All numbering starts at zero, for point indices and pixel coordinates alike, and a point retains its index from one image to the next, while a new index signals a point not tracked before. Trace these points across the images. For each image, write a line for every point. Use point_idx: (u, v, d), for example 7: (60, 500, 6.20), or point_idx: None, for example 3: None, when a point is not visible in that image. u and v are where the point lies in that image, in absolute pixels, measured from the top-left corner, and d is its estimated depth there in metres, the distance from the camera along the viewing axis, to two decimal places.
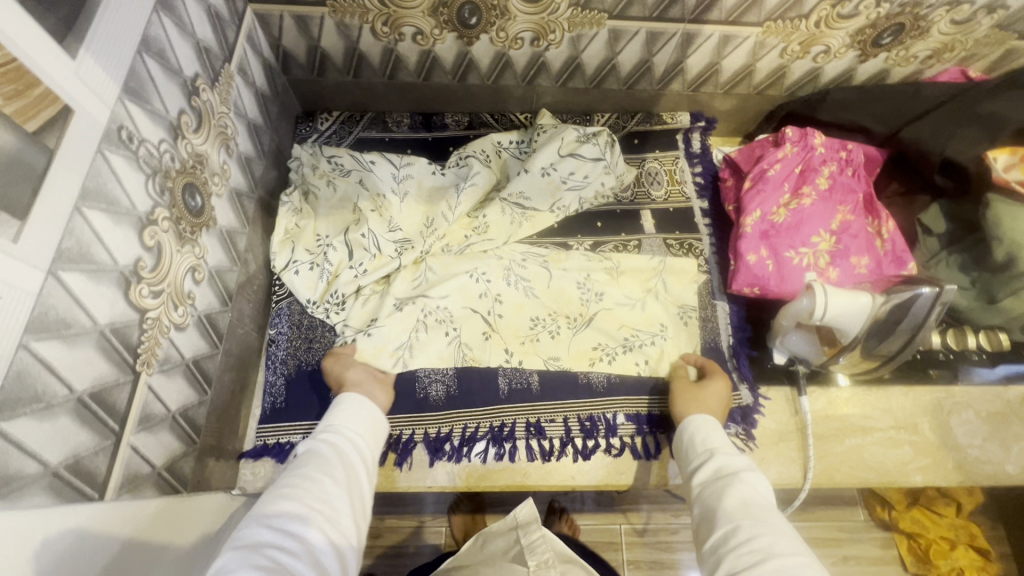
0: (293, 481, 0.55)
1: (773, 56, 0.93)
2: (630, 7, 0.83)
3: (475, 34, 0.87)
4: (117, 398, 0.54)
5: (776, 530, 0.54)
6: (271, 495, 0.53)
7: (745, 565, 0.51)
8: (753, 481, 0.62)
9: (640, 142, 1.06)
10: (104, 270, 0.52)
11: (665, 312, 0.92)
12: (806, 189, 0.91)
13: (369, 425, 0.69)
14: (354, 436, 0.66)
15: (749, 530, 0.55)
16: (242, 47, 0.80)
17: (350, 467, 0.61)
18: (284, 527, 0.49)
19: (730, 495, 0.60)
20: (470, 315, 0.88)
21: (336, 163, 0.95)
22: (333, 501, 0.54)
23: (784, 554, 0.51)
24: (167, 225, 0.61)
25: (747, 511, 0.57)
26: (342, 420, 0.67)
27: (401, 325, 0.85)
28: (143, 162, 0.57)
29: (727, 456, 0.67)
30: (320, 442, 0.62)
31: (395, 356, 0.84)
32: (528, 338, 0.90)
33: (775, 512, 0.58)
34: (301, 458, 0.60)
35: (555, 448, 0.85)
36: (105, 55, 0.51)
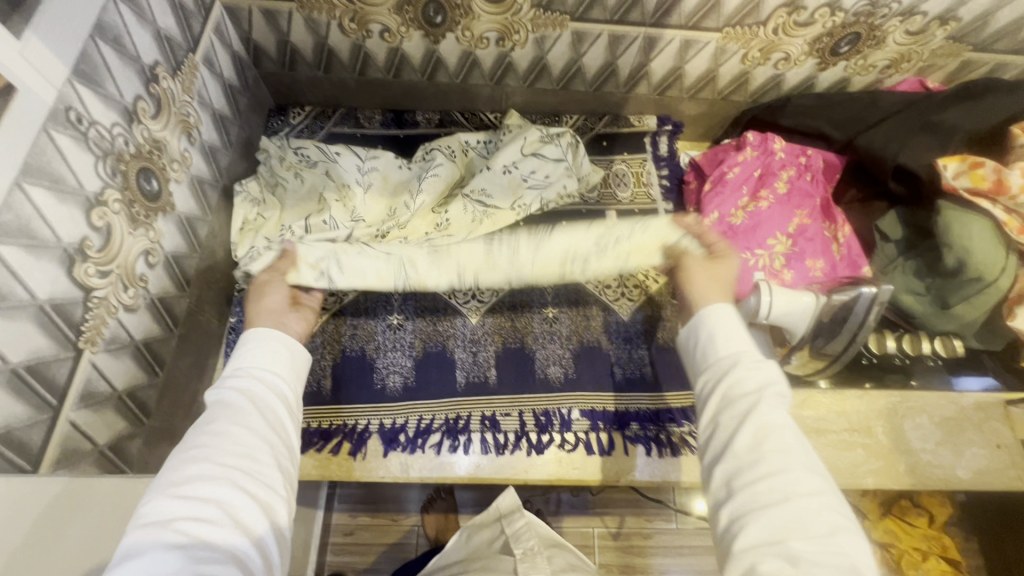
0: (197, 444, 0.47)
1: (735, 62, 0.95)
2: (591, 10, 0.85)
3: (441, 32, 0.89)
4: (56, 372, 0.55)
5: (797, 464, 0.48)
6: (174, 462, 0.46)
7: (761, 507, 0.46)
8: (774, 397, 0.52)
9: (608, 144, 1.07)
10: (45, 246, 0.53)
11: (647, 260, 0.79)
12: (764, 192, 0.93)
13: (291, 359, 0.59)
14: (274, 371, 0.56)
15: (769, 464, 0.47)
16: (209, 39, 0.82)
17: (269, 409, 0.53)
18: (192, 502, 0.43)
19: (749, 420, 0.50)
20: (412, 246, 0.77)
21: (302, 154, 0.96)
22: (251, 455, 0.48)
23: (805, 495, 0.46)
24: (118, 207, 0.62)
25: (765, 441, 0.49)
26: (257, 357, 0.56)
27: (329, 246, 0.74)
28: (93, 143, 0.59)
29: (748, 370, 0.55)
30: (232, 384, 0.53)
31: (318, 269, 0.71)
32: (483, 259, 0.73)
33: (794, 432, 0.50)
34: (210, 408, 0.51)
35: (509, 441, 0.86)
36: (55, 37, 0.52)
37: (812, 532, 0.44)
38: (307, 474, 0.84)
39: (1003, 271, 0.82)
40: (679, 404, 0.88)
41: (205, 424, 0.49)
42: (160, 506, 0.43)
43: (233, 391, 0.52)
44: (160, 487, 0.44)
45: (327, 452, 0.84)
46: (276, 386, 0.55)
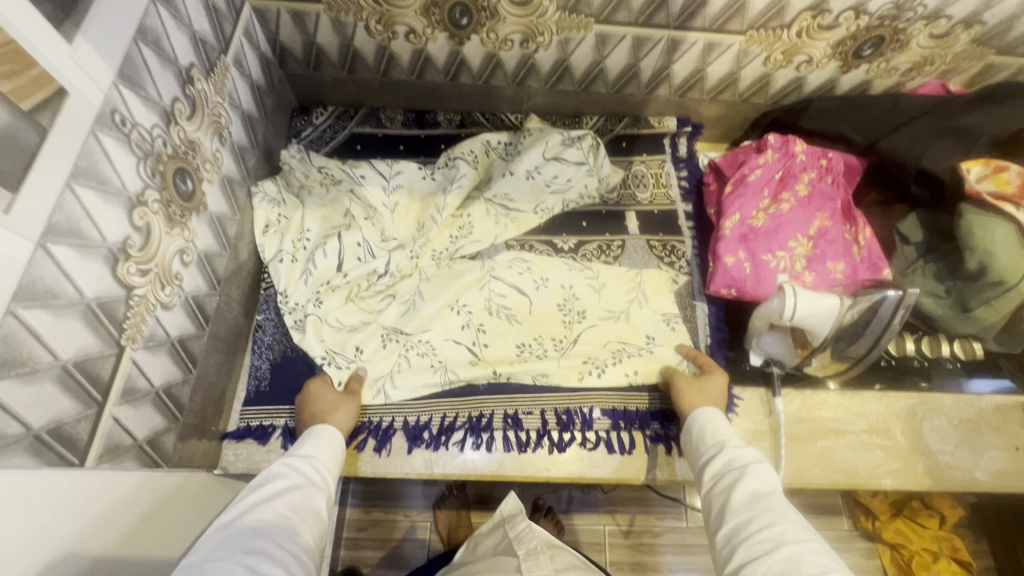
0: (264, 519, 0.56)
1: (757, 64, 0.96)
2: (616, 13, 0.85)
3: (466, 34, 0.90)
4: (101, 368, 0.56)
5: (786, 517, 0.53)
6: (240, 529, 0.54)
7: (760, 556, 0.51)
8: (762, 469, 0.60)
9: (628, 145, 1.08)
10: (92, 246, 0.54)
11: (650, 323, 0.94)
12: (785, 195, 0.94)
13: (333, 457, 0.72)
14: (321, 464, 0.69)
15: (763, 518, 0.54)
16: (239, 41, 0.83)
17: (316, 496, 0.64)
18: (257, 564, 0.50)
19: (738, 488, 0.58)
20: (451, 347, 0.90)
21: (325, 172, 0.98)
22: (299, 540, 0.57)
23: (797, 540, 0.50)
24: (157, 206, 0.64)
25: (756, 503, 0.56)
26: (315, 447, 0.71)
27: (384, 362, 0.88)
28: (135, 145, 0.60)
29: (735, 449, 0.64)
30: (294, 463, 0.67)
31: (376, 387, 0.86)
32: (516, 362, 0.90)
33: (782, 497, 0.57)
34: (268, 484, 0.62)
35: (531, 439, 0.87)
36: (102, 42, 0.53)
37: (805, 570, 0.47)
38: None
39: None
40: None
41: (268, 493, 0.61)
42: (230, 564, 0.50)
43: (292, 470, 0.65)
44: (231, 533, 0.54)
45: (352, 448, 0.86)
46: (320, 478, 0.67)
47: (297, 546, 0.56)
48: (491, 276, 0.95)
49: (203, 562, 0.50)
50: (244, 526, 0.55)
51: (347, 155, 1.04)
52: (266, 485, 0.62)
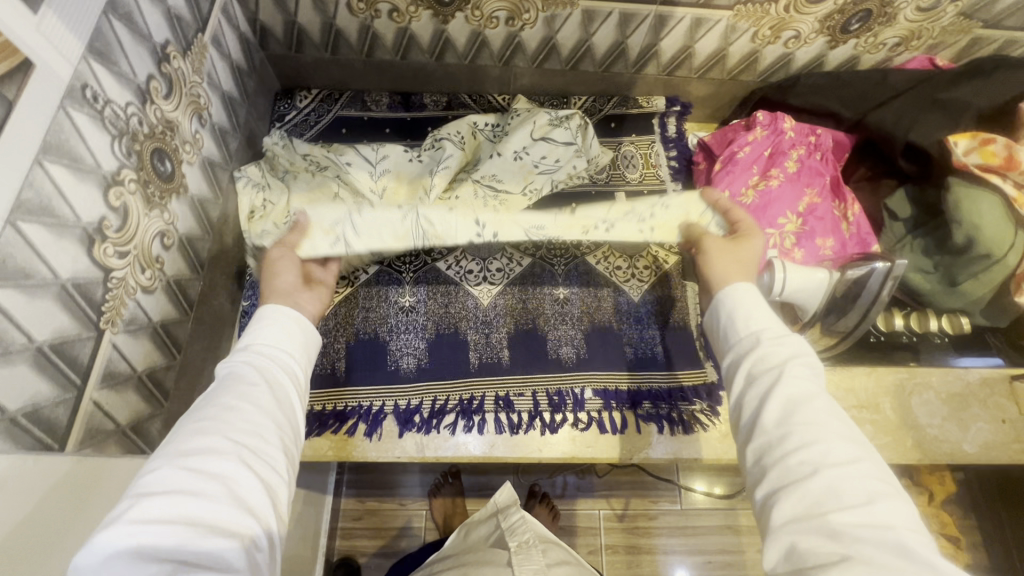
0: (206, 418, 0.47)
1: (745, 40, 0.95)
2: None
3: (450, 12, 0.89)
4: (79, 352, 0.55)
5: (828, 432, 0.46)
6: (181, 433, 0.46)
7: (793, 481, 0.44)
8: (800, 367, 0.51)
9: (616, 126, 1.07)
10: (66, 225, 0.52)
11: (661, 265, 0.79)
12: (774, 171, 0.93)
13: (300, 335, 0.61)
14: (284, 345, 0.58)
15: (800, 436, 0.46)
16: (216, 19, 0.81)
17: (278, 385, 0.54)
18: (195, 475, 0.42)
19: (772, 396, 0.49)
20: None
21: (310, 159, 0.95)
22: (260, 433, 0.48)
23: (839, 463, 0.44)
24: (134, 187, 0.62)
25: (792, 413, 0.48)
26: (273, 324, 0.59)
27: None
28: (109, 123, 0.58)
29: (772, 344, 0.54)
30: (243, 353, 0.55)
31: None
32: (499, 223, 0.79)
33: (823, 401, 0.48)
34: (219, 381, 0.52)
35: (524, 420, 0.87)
36: (69, 13, 0.52)
37: (845, 502, 0.41)
38: (323, 455, 0.84)
39: (1010, 249, 0.83)
40: (689, 382, 0.89)
41: (214, 395, 0.50)
42: (163, 476, 0.42)
43: (243, 360, 0.54)
44: (169, 444, 0.46)
45: (343, 433, 0.85)
46: (283, 361, 0.57)
47: (254, 438, 0.47)
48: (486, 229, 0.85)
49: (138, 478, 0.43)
50: (184, 433, 0.46)
51: (332, 138, 1.01)
52: (213, 387, 0.52)
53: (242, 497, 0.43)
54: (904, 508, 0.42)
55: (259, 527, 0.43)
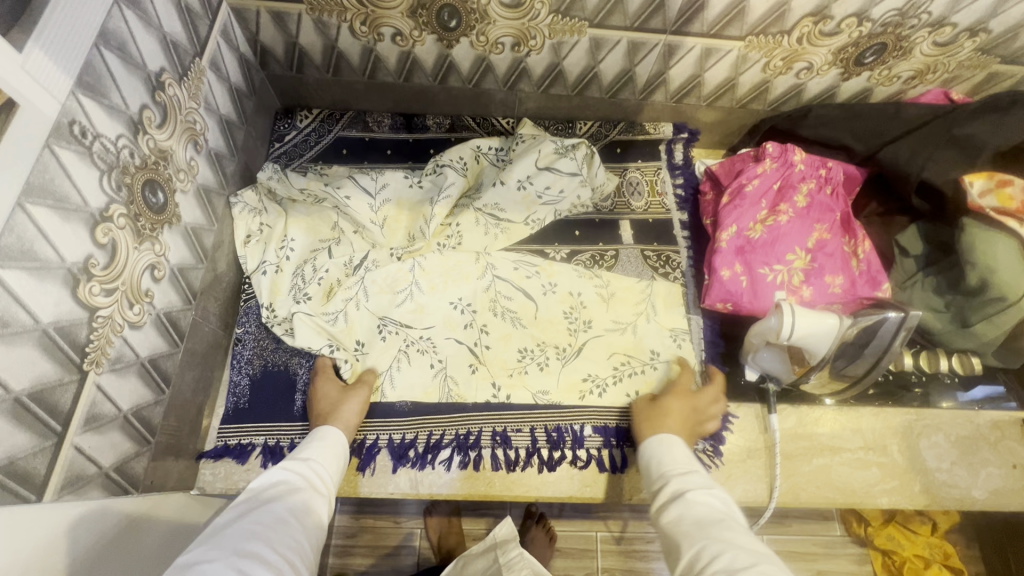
0: (260, 524, 0.56)
1: (756, 70, 0.92)
2: (610, 16, 0.82)
3: (454, 37, 0.87)
4: (61, 397, 0.53)
5: (734, 545, 0.52)
6: (236, 533, 0.54)
7: None
8: (709, 498, 0.60)
9: (622, 151, 1.05)
10: (49, 267, 0.50)
11: (657, 337, 0.93)
12: (783, 206, 0.91)
13: (337, 459, 0.73)
14: (321, 469, 0.70)
15: (712, 548, 0.52)
16: (215, 43, 0.79)
17: (313, 503, 0.64)
18: (242, 575, 0.49)
19: (689, 517, 0.58)
20: (453, 345, 0.90)
21: (308, 193, 0.94)
22: (294, 553, 0.56)
23: (746, 566, 0.49)
24: (124, 222, 0.60)
25: (703, 530, 0.55)
26: (315, 450, 0.72)
27: (383, 356, 0.88)
28: (98, 158, 0.56)
29: (681, 475, 0.65)
30: (288, 469, 0.67)
31: (375, 383, 0.86)
32: (516, 370, 0.89)
33: (729, 521, 0.56)
34: (271, 492, 0.62)
35: (520, 457, 0.85)
36: (54, 47, 0.50)
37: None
38: None
39: None
40: None
41: (266, 500, 0.61)
42: (217, 569, 0.49)
43: (293, 479, 0.66)
44: (223, 541, 0.53)
45: None
46: (318, 482, 0.68)
47: (289, 557, 0.55)
48: (494, 275, 0.94)
49: (194, 564, 0.50)
50: (235, 532, 0.54)
51: (331, 159, 1.00)
52: (260, 494, 0.62)
53: None
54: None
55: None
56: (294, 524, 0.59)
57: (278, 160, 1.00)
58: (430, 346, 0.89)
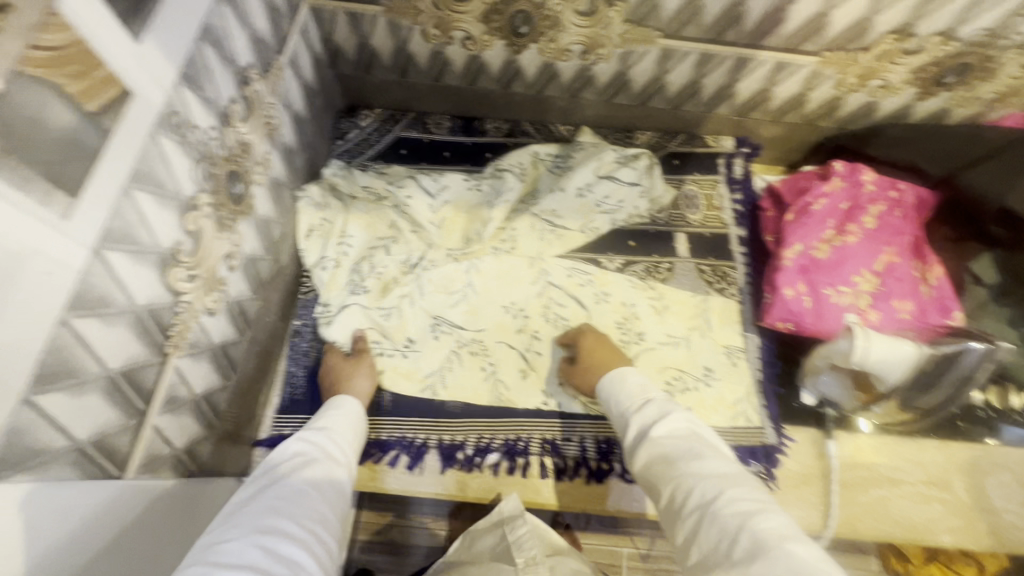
0: (281, 497, 0.55)
1: (828, 87, 0.90)
2: (685, 27, 0.81)
3: (524, 42, 0.87)
4: (145, 377, 0.55)
5: (701, 476, 0.55)
6: (259, 507, 0.54)
7: (695, 528, 0.52)
8: (672, 429, 0.63)
9: (680, 163, 1.04)
10: (145, 251, 0.52)
11: (710, 352, 0.92)
12: (852, 226, 0.88)
13: (353, 425, 0.73)
14: (337, 437, 0.69)
15: (684, 483, 0.55)
16: (295, 41, 0.81)
17: (333, 470, 0.63)
18: (269, 552, 0.48)
19: (656, 457, 0.60)
20: (505, 349, 0.90)
21: (371, 191, 0.96)
22: (321, 520, 0.55)
23: (717, 499, 0.51)
24: (209, 211, 0.62)
25: (671, 466, 0.58)
26: (331, 421, 0.71)
27: (436, 356, 0.88)
28: (192, 148, 0.58)
29: (638, 414, 0.67)
30: (303, 439, 0.65)
31: (426, 383, 0.87)
32: (567, 379, 0.88)
33: (692, 445, 0.59)
34: (289, 461, 0.61)
35: (568, 467, 0.84)
36: (165, 40, 0.51)
37: (729, 528, 0.48)
38: (359, 484, 0.82)
39: None
40: (747, 441, 0.86)
41: (286, 471, 0.60)
42: (242, 549, 0.48)
43: (310, 445, 0.65)
44: (246, 519, 0.52)
45: (386, 464, 0.83)
46: (334, 448, 0.67)
47: (316, 526, 0.54)
48: (549, 281, 0.94)
49: (219, 545, 0.49)
50: (254, 509, 0.53)
51: (391, 158, 1.02)
52: (277, 465, 0.60)
53: None
54: (784, 521, 0.48)
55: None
56: (314, 492, 0.58)
57: (341, 157, 1.02)
58: (482, 348, 0.90)
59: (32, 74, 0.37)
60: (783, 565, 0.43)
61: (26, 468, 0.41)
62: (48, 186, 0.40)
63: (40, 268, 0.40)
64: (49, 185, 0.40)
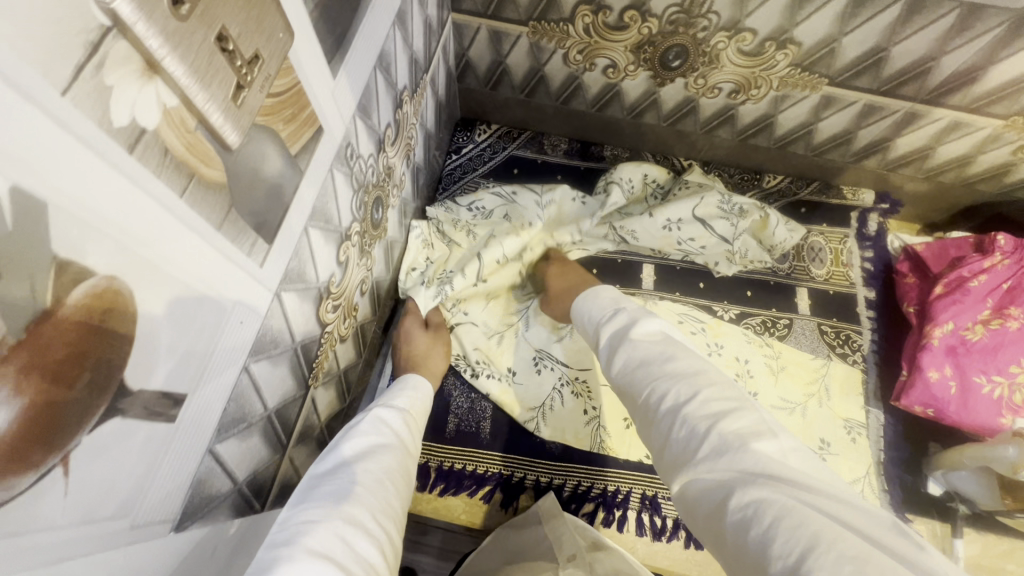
0: (361, 477, 0.49)
1: (1003, 152, 0.82)
2: (857, 77, 0.74)
3: (671, 76, 0.82)
4: (290, 412, 0.54)
5: (676, 376, 0.51)
6: (339, 482, 0.47)
7: (667, 430, 0.48)
8: (649, 332, 0.58)
9: (808, 212, 0.97)
10: (309, 287, 0.51)
11: (829, 424, 0.84)
12: (1013, 310, 0.80)
13: (421, 413, 0.67)
14: (410, 424, 0.62)
15: (658, 388, 0.51)
16: (437, 57, 0.79)
17: (406, 459, 0.57)
18: (353, 540, 0.42)
19: (631, 361, 0.56)
20: (609, 394, 0.86)
21: (476, 207, 0.91)
22: (393, 515, 0.49)
23: (690, 401, 0.48)
24: (356, 239, 0.61)
25: (647, 370, 0.54)
26: (403, 401, 0.65)
27: (539, 390, 0.86)
28: (354, 178, 0.56)
29: (610, 321, 0.63)
30: (376, 420, 0.58)
31: (528, 418, 0.84)
32: None
33: (669, 352, 0.54)
34: (366, 435, 0.55)
35: (667, 527, 0.80)
36: (353, 72, 0.49)
37: (703, 429, 0.46)
38: (455, 516, 0.81)
39: None
40: None
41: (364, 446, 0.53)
42: (328, 529, 0.42)
43: (386, 426, 0.58)
44: (325, 491, 0.46)
45: (478, 498, 0.81)
46: (403, 433, 0.60)
47: (390, 522, 0.47)
48: None
49: (302, 517, 0.43)
50: (333, 485, 0.47)
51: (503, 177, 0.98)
52: (357, 439, 0.54)
53: None
54: (757, 417, 0.46)
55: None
56: (391, 486, 0.51)
57: (453, 172, 1.00)
58: (586, 389, 0.86)
59: (260, 124, 0.35)
60: (755, 466, 0.41)
61: (197, 516, 0.41)
62: (253, 235, 0.38)
63: (237, 318, 0.38)
64: (254, 234, 0.38)
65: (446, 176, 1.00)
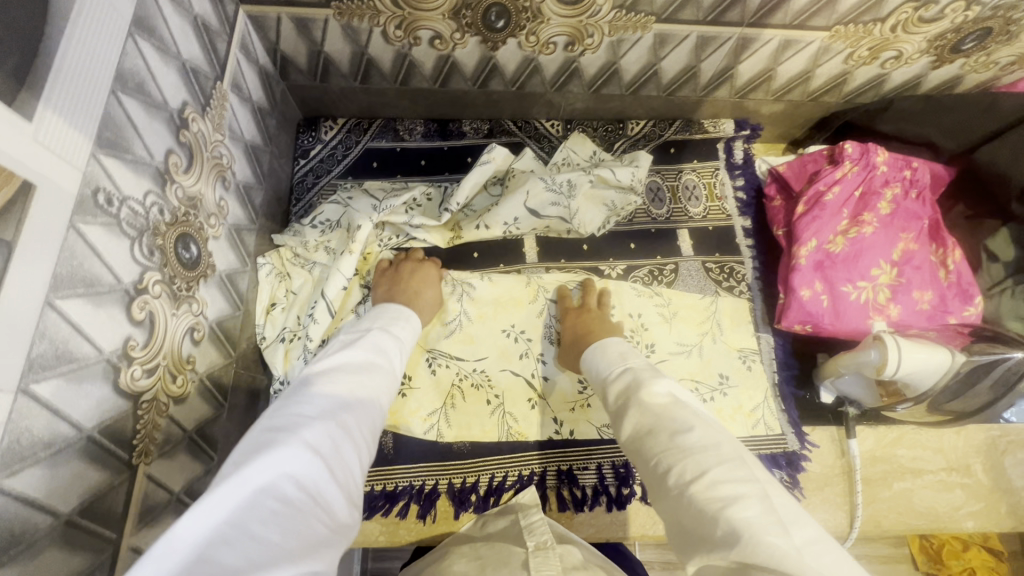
0: (353, 388, 0.51)
1: (837, 62, 0.83)
2: (681, 10, 0.72)
3: (501, 38, 0.77)
4: (111, 502, 0.48)
5: (685, 452, 0.46)
6: (331, 391, 0.49)
7: (677, 511, 0.44)
8: (656, 395, 0.54)
9: (676, 151, 0.96)
10: (87, 365, 0.44)
11: (724, 359, 0.85)
12: (867, 215, 0.83)
13: (411, 335, 0.67)
14: (401, 345, 0.64)
15: (665, 461, 0.47)
16: (235, 58, 0.70)
17: (393, 377, 0.59)
18: (340, 446, 0.45)
19: (637, 428, 0.52)
20: (509, 377, 0.83)
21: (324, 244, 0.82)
22: (372, 431, 0.52)
23: (699, 480, 0.43)
24: (160, 290, 0.53)
25: (656, 442, 0.49)
26: (396, 329, 0.65)
27: (435, 393, 0.82)
28: (127, 224, 0.48)
29: (619, 381, 0.59)
30: (374, 344, 0.59)
31: (429, 422, 0.81)
32: (578, 404, 0.83)
33: (681, 419, 0.50)
34: (362, 352, 0.57)
35: (587, 496, 0.79)
36: (71, 107, 0.42)
37: (711, 511, 0.41)
38: (375, 539, 0.77)
39: None
40: (768, 449, 0.82)
41: (358, 362, 0.55)
42: (322, 431, 0.44)
43: (379, 344, 0.60)
44: (322, 397, 0.48)
45: (394, 516, 0.78)
46: (394, 359, 0.61)
47: (369, 437, 0.51)
48: (545, 298, 0.87)
49: (300, 414, 0.45)
50: (329, 392, 0.49)
51: (362, 173, 0.91)
52: (350, 353, 0.56)
53: (350, 489, 0.45)
54: (768, 506, 0.40)
55: (351, 526, 0.45)
56: (377, 402, 0.54)
57: (305, 179, 0.91)
58: (484, 380, 0.83)
59: None
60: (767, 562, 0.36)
61: None
62: None
63: None
64: None
65: (298, 185, 0.91)
